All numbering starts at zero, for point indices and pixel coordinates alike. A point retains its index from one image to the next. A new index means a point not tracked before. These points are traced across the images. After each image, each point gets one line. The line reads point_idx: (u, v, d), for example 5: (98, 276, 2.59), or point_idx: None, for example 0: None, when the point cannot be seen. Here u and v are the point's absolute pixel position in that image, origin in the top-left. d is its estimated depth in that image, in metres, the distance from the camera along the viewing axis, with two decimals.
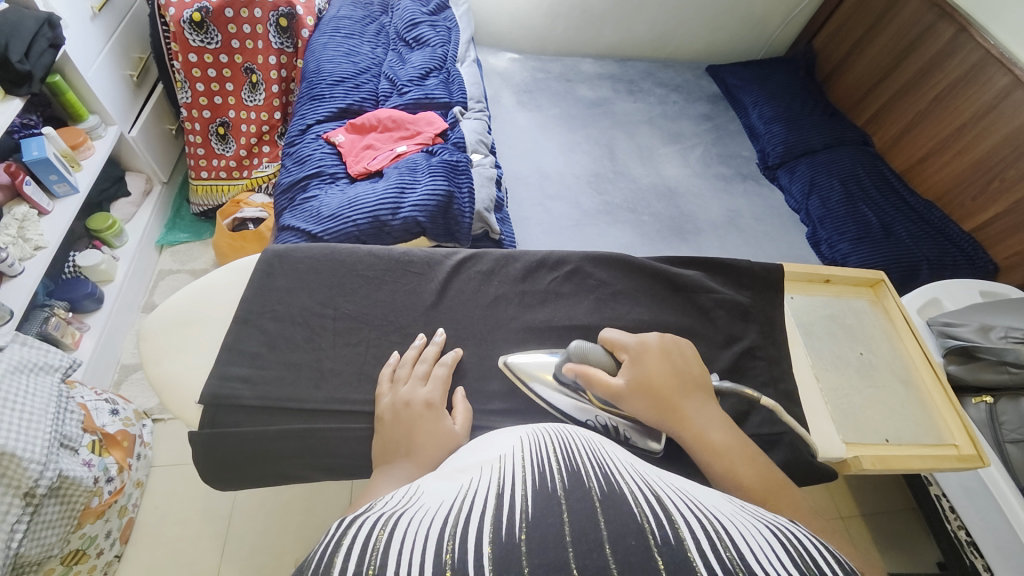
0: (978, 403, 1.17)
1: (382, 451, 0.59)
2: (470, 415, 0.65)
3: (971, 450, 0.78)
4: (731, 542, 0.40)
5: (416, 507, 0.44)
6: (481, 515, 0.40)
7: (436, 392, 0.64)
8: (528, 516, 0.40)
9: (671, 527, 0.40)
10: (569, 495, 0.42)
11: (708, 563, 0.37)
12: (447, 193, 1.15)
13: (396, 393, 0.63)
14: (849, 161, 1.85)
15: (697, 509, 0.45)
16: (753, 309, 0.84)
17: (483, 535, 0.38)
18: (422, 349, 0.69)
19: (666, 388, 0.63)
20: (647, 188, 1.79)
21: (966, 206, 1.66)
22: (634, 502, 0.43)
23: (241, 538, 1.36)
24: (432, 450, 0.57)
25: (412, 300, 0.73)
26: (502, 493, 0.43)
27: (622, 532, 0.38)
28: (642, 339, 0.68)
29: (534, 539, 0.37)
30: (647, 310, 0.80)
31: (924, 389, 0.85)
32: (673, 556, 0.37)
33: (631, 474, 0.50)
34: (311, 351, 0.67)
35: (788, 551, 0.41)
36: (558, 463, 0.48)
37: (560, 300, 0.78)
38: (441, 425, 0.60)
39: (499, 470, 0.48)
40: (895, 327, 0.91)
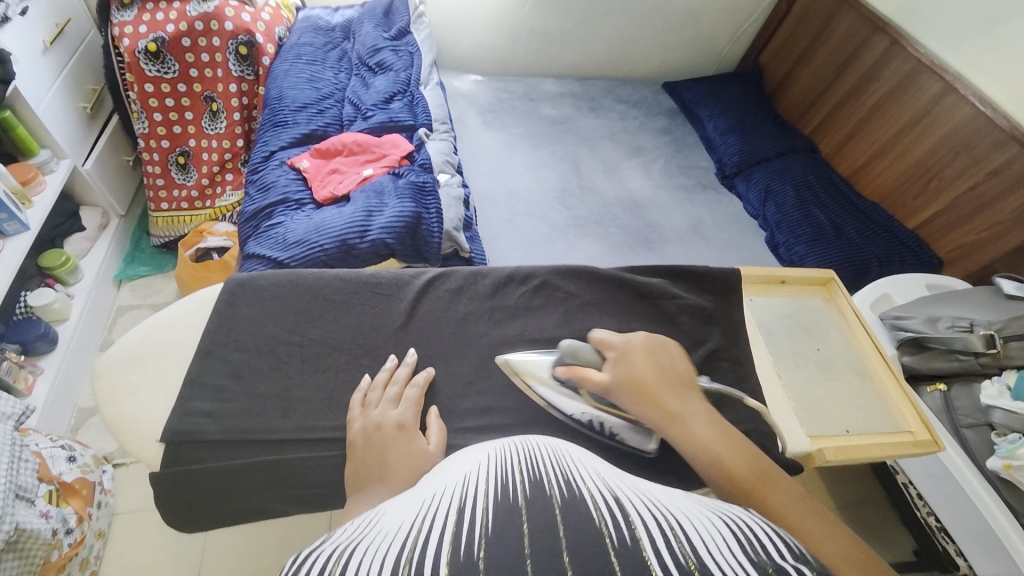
0: (932, 390, 1.24)
1: (355, 476, 0.58)
2: (444, 434, 0.64)
3: (926, 435, 0.83)
4: (684, 536, 0.41)
5: (375, 531, 0.44)
6: (441, 532, 0.41)
7: (408, 413, 0.64)
8: (487, 530, 0.41)
9: (627, 527, 0.42)
10: (529, 506, 0.43)
11: (661, 559, 0.38)
12: (414, 214, 1.15)
13: (367, 417, 0.62)
14: (799, 168, 1.95)
15: (654, 507, 0.47)
16: (716, 312, 0.87)
17: (441, 551, 0.38)
18: (393, 371, 0.68)
19: (652, 385, 0.64)
20: (613, 201, 1.84)
21: (908, 205, 1.77)
22: (592, 506, 0.44)
23: None
24: (406, 471, 0.57)
25: (381, 321, 0.73)
26: (463, 509, 0.44)
27: (580, 538, 0.39)
28: (627, 339, 0.70)
29: (492, 554, 0.38)
30: (615, 319, 0.82)
31: (879, 379, 0.89)
32: (629, 557, 0.38)
33: (592, 478, 0.51)
34: (278, 379, 0.66)
35: (740, 539, 0.43)
36: (521, 475, 0.50)
37: (529, 314, 0.79)
38: (415, 445, 0.60)
39: (463, 486, 0.48)
40: (848, 323, 0.95)
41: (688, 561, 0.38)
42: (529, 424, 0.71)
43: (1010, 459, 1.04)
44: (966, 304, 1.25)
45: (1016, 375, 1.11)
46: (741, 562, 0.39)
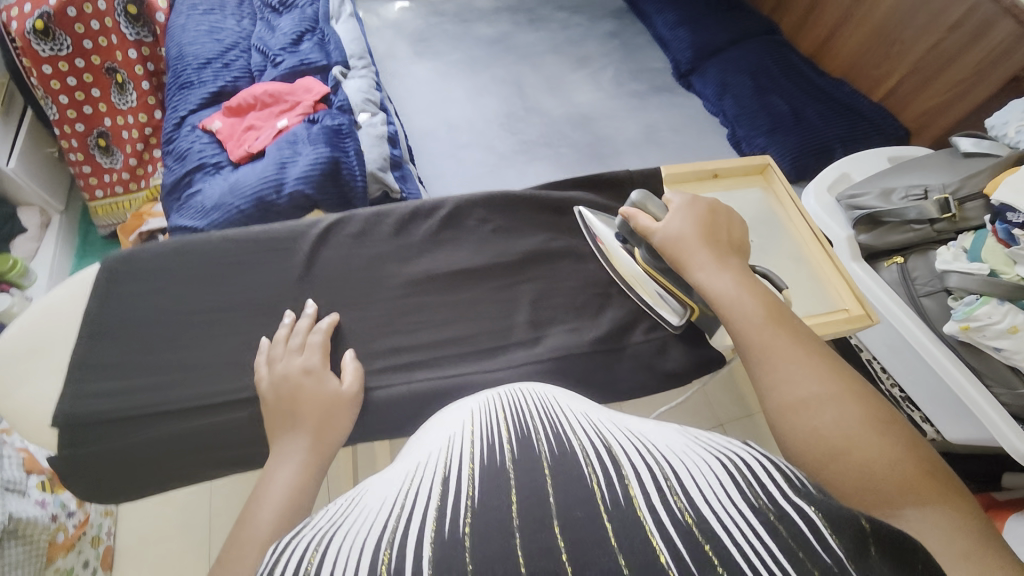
0: (890, 265, 1.21)
1: (270, 427, 0.57)
2: (360, 373, 0.64)
3: (860, 309, 0.80)
4: (684, 482, 0.38)
5: (358, 510, 0.41)
6: (425, 509, 0.38)
7: (315, 358, 0.62)
8: (474, 502, 0.38)
9: (620, 482, 0.39)
10: (519, 471, 0.41)
11: (659, 517, 0.36)
12: (331, 158, 1.09)
13: (273, 371, 0.60)
14: (755, 54, 1.81)
15: (648, 447, 0.43)
16: None
17: (428, 530, 0.36)
18: (294, 325, 0.66)
19: (692, 245, 0.64)
20: (562, 119, 1.74)
21: (870, 76, 1.66)
22: (585, 461, 0.41)
23: (224, 539, 1.38)
24: (319, 414, 0.58)
25: (279, 277, 0.70)
26: (447, 480, 0.41)
27: (569, 503, 0.37)
28: (680, 202, 0.68)
29: (476, 528, 0.35)
30: (532, 238, 0.78)
31: (815, 261, 0.86)
32: (623, 517, 0.36)
33: (586, 426, 0.47)
34: (176, 350, 0.64)
35: (747, 476, 0.40)
36: (510, 434, 0.46)
37: (440, 248, 0.76)
38: (327, 390, 0.60)
39: (450, 451, 0.45)
40: (784, 209, 0.91)
41: (685, 515, 0.36)
42: (447, 356, 0.69)
43: (968, 321, 1.03)
44: (922, 172, 1.20)
45: (972, 237, 1.08)
46: (744, 508, 0.36)
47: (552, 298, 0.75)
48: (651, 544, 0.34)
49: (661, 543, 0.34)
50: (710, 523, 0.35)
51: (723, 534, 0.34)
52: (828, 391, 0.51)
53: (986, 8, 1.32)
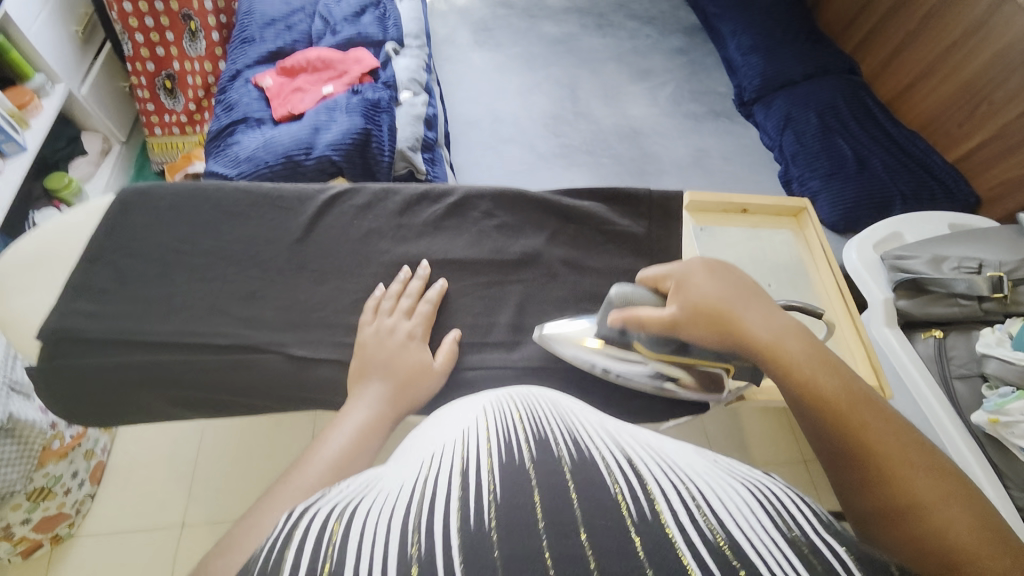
0: (927, 338, 1.13)
1: (358, 370, 0.60)
2: (453, 355, 0.65)
3: (872, 379, 0.72)
4: (713, 509, 0.36)
5: (376, 488, 0.39)
6: (447, 500, 0.36)
7: (420, 326, 0.65)
8: (499, 497, 0.36)
9: (644, 499, 0.36)
10: (538, 468, 0.38)
11: (689, 541, 0.33)
12: (364, 130, 1.10)
13: (380, 323, 0.63)
14: (827, 92, 1.71)
15: (671, 464, 0.40)
16: (649, 241, 0.76)
17: (452, 522, 0.34)
18: (406, 283, 0.69)
19: (736, 317, 0.52)
20: (610, 129, 1.70)
21: (950, 134, 1.54)
22: (605, 468, 0.38)
23: (209, 479, 1.39)
24: (407, 378, 0.59)
25: (276, 234, 0.71)
26: (467, 473, 0.38)
27: (595, 510, 0.35)
28: (703, 266, 0.56)
29: (504, 523, 0.34)
30: (533, 240, 0.75)
31: (833, 318, 0.78)
32: (652, 535, 0.33)
33: (603, 431, 0.44)
34: (163, 286, 0.66)
35: (782, 515, 0.37)
36: (522, 428, 0.43)
37: (438, 233, 0.74)
38: (417, 357, 0.61)
39: (466, 442, 0.42)
40: (812, 256, 0.83)
41: (716, 543, 0.33)
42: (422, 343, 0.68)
43: (998, 414, 0.95)
44: (979, 243, 1.11)
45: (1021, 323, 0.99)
46: (779, 545, 0.34)
47: (539, 304, 0.72)
48: (683, 566, 0.31)
49: (695, 569, 0.31)
50: (744, 555, 0.33)
51: (759, 567, 0.32)
52: (939, 487, 0.42)
53: None
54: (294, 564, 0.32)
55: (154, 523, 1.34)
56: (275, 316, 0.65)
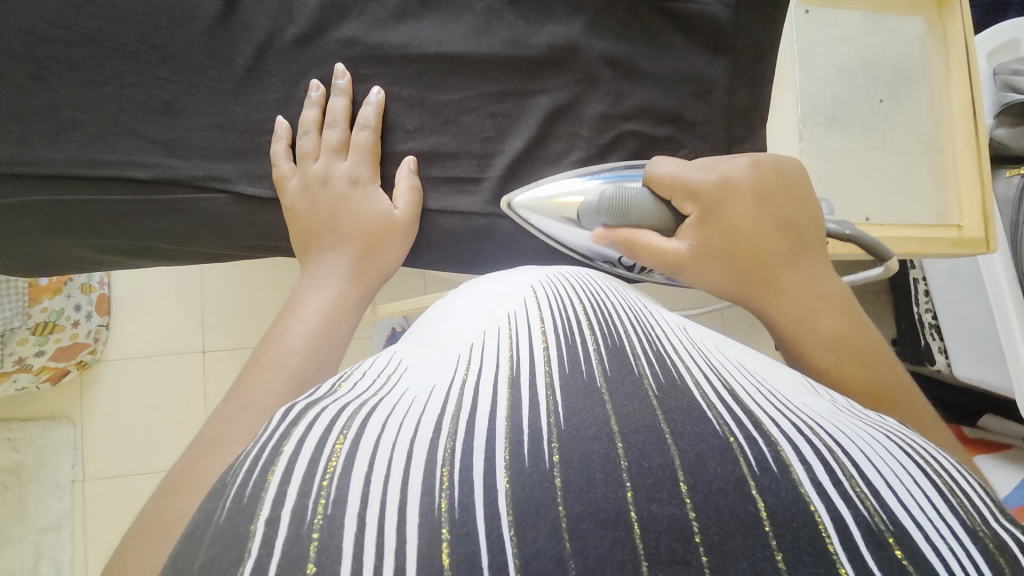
0: (1013, 176, 0.97)
1: (301, 246, 0.47)
2: (419, 199, 0.50)
3: (978, 233, 0.60)
4: (861, 460, 0.24)
5: (395, 388, 0.27)
6: (489, 416, 0.24)
7: (363, 166, 0.49)
8: (563, 416, 0.24)
9: (762, 433, 0.24)
10: (612, 386, 0.26)
11: (835, 507, 0.21)
12: None
13: (306, 172, 0.47)
14: None
15: (787, 398, 0.29)
16: (728, 30, 0.53)
17: (498, 453, 0.22)
18: (324, 106, 0.49)
19: (760, 244, 0.42)
20: None
21: None
22: (704, 400, 0.26)
23: (217, 313, 1.38)
24: (368, 240, 0.46)
25: (189, 12, 0.48)
26: (518, 381, 0.27)
27: (700, 448, 0.22)
28: (726, 181, 0.44)
29: (570, 460, 0.21)
30: (566, 28, 0.53)
31: (951, 149, 0.62)
32: (781, 491, 0.21)
33: (689, 347, 0.33)
34: (43, 93, 0.46)
35: (940, 471, 0.26)
36: (592, 335, 0.31)
37: (428, 14, 0.51)
38: (375, 209, 0.47)
39: (512, 335, 0.31)
40: (948, 59, 0.61)
41: (875, 516, 0.22)
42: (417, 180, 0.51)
43: None
44: None
45: None
46: (954, 515, 0.22)
47: (568, 125, 0.53)
48: (825, 550, 0.20)
49: (845, 555, 0.20)
50: (912, 532, 0.21)
51: (931, 547, 0.21)
52: None
53: None
54: (276, 504, 0.20)
55: (175, 350, 1.36)
56: (209, 139, 0.48)
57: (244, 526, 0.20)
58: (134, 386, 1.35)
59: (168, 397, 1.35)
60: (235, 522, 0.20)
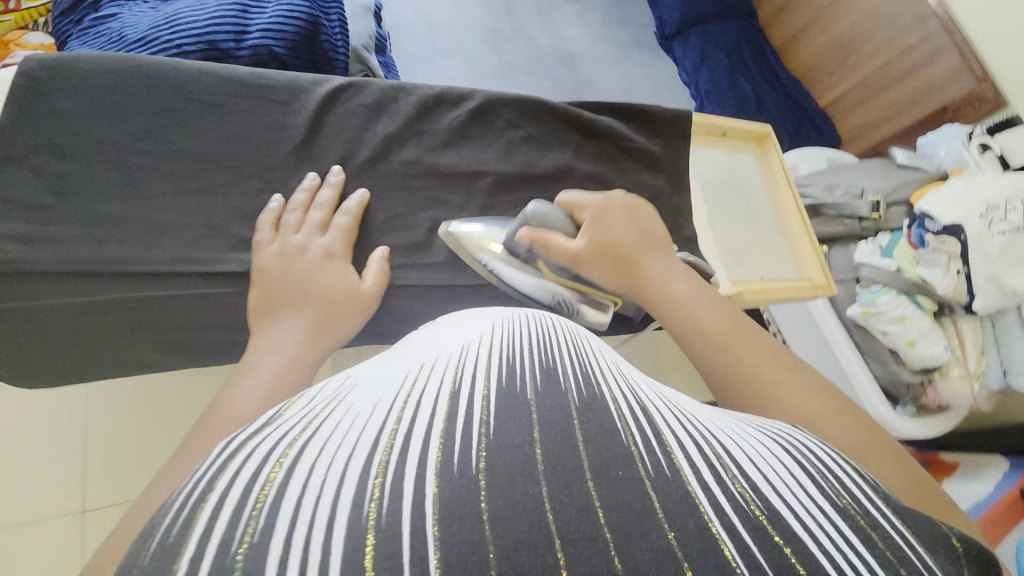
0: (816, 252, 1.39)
1: (266, 300, 0.50)
2: (384, 277, 0.57)
3: (824, 280, 0.89)
4: (743, 463, 0.31)
5: (343, 410, 0.32)
6: (428, 432, 0.29)
7: (338, 243, 0.56)
8: (492, 432, 0.29)
9: (661, 446, 0.31)
10: (538, 403, 0.32)
11: (714, 501, 0.28)
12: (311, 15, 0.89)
13: (286, 242, 0.54)
14: (734, 34, 1.93)
15: (691, 414, 0.36)
16: (662, 158, 0.78)
17: (429, 463, 0.27)
18: (314, 192, 0.57)
19: (632, 242, 0.56)
20: (547, 51, 1.72)
21: (824, 81, 1.85)
22: (617, 416, 0.32)
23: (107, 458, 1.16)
24: (330, 302, 0.50)
25: (273, 137, 0.56)
26: (459, 395, 0.32)
27: (607, 459, 0.29)
28: (606, 197, 0.60)
29: (496, 466, 0.27)
30: (561, 154, 0.72)
31: (793, 232, 0.93)
32: (670, 491, 0.28)
33: (614, 373, 0.39)
34: (135, 203, 0.52)
35: (815, 463, 0.33)
36: (529, 360, 0.37)
37: (465, 143, 0.66)
38: (342, 280, 0.52)
39: (460, 363, 0.35)
40: (776, 179, 0.96)
41: (751, 505, 0.28)
42: (467, 264, 0.63)
43: (869, 307, 1.22)
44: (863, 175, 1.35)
45: (889, 237, 1.25)
46: (830, 504, 0.29)
47: None
48: (711, 533, 0.26)
49: (725, 535, 0.26)
50: (784, 517, 0.28)
51: (803, 530, 0.27)
52: (802, 402, 0.41)
53: (938, 37, 1.47)
54: (204, 537, 0.24)
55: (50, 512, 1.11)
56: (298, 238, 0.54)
57: (170, 559, 0.23)
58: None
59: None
60: (169, 549, 0.24)
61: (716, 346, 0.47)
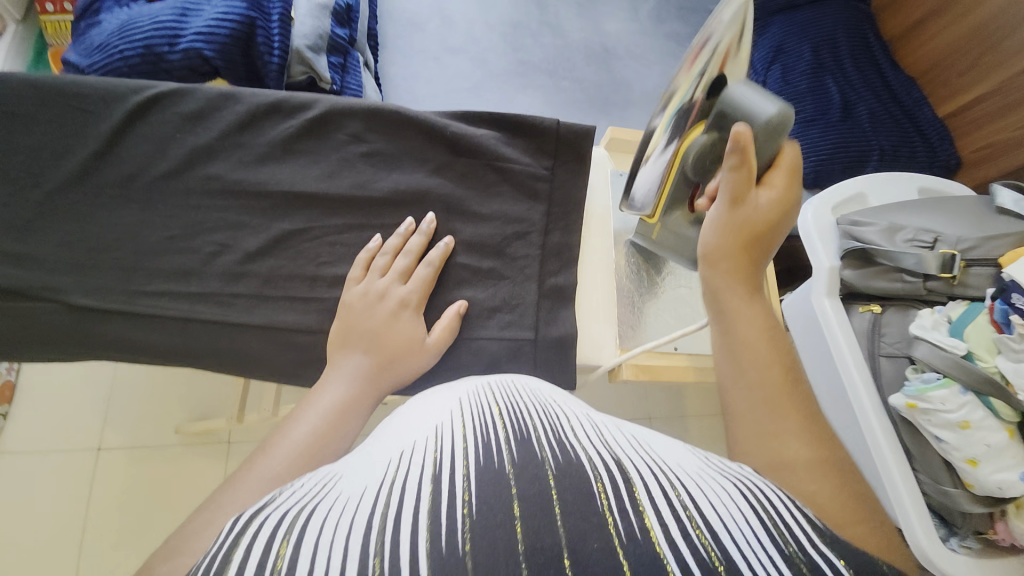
0: (864, 312, 1.03)
1: (340, 336, 0.52)
2: (455, 328, 0.57)
3: None
4: (711, 514, 0.31)
5: (334, 487, 0.32)
6: (414, 513, 0.29)
7: (416, 292, 0.56)
8: (476, 509, 0.29)
9: (636, 509, 0.31)
10: (517, 472, 0.32)
11: (681, 556, 0.28)
12: (246, 18, 0.89)
13: (371, 285, 0.55)
14: (828, 22, 1.50)
15: (666, 463, 0.36)
16: (548, 185, 0.64)
17: (421, 544, 0.27)
18: (405, 238, 0.59)
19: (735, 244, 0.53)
20: (577, 46, 1.50)
21: (948, 85, 1.39)
22: (593, 479, 0.32)
23: (121, 411, 1.44)
24: (394, 354, 0.51)
25: (67, 148, 0.57)
26: (440, 471, 0.31)
27: (583, 531, 0.29)
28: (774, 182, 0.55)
29: (480, 542, 0.27)
30: (410, 176, 0.62)
31: None
32: (642, 558, 0.28)
33: (586, 426, 0.38)
34: None
35: (774, 516, 0.33)
36: (502, 425, 0.36)
37: (285, 160, 0.60)
38: (408, 332, 0.53)
39: (440, 437, 0.35)
40: None
41: (712, 554, 0.29)
42: (251, 295, 0.56)
43: (917, 399, 0.88)
44: (944, 216, 1.01)
45: (963, 308, 0.92)
46: (781, 554, 0.29)
47: None
48: None
49: None
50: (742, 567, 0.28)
51: None
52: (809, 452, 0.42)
53: None
54: None
55: (72, 445, 1.41)
56: (55, 253, 0.54)
57: None
58: (22, 478, 1.37)
59: (56, 494, 1.36)
60: None
61: (760, 364, 0.47)
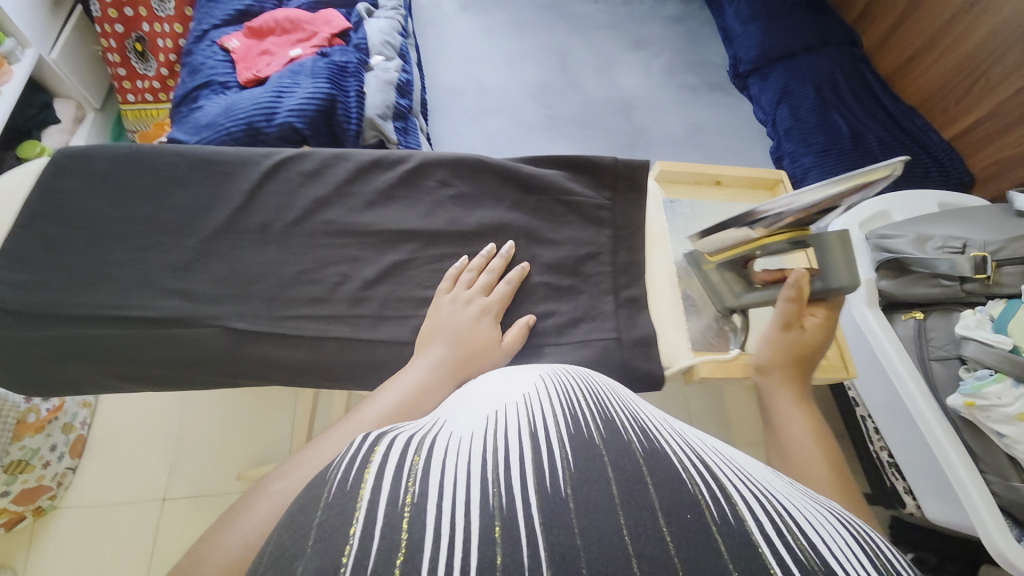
0: (908, 319, 1.08)
1: (428, 336, 0.59)
2: (523, 335, 0.63)
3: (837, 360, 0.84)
4: (801, 525, 0.28)
5: (438, 432, 0.32)
6: (519, 464, 0.27)
7: (494, 303, 0.64)
8: (572, 467, 0.27)
9: (725, 499, 0.28)
10: (608, 449, 0.30)
11: (778, 553, 0.25)
12: (329, 96, 1.05)
13: (455, 295, 0.63)
14: (827, 64, 1.66)
15: (749, 474, 0.33)
16: (610, 213, 0.74)
17: (528, 486, 0.26)
18: (487, 258, 0.68)
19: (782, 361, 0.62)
20: (599, 101, 1.66)
21: (948, 111, 1.50)
22: (680, 467, 0.30)
23: (187, 462, 1.50)
24: (473, 351, 0.57)
25: (214, 203, 0.68)
26: (535, 435, 0.30)
27: (677, 502, 0.26)
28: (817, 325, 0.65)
29: (582, 494, 0.25)
30: (493, 211, 0.72)
31: None
32: (735, 538, 0.25)
33: (668, 428, 0.36)
34: (95, 254, 0.65)
35: (870, 547, 0.29)
36: (586, 413, 0.35)
37: (389, 204, 0.71)
38: (487, 335, 0.59)
39: (529, 413, 0.34)
40: None
41: (807, 557, 0.25)
42: (370, 317, 0.65)
43: (974, 397, 0.90)
44: (969, 224, 1.07)
45: (1003, 305, 0.94)
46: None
47: None
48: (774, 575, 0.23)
49: None
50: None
51: None
52: None
53: None
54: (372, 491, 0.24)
55: (139, 497, 1.45)
56: (209, 288, 0.64)
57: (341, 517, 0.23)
58: (92, 531, 1.40)
59: (123, 546, 1.39)
60: (321, 503, 0.24)
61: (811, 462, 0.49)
